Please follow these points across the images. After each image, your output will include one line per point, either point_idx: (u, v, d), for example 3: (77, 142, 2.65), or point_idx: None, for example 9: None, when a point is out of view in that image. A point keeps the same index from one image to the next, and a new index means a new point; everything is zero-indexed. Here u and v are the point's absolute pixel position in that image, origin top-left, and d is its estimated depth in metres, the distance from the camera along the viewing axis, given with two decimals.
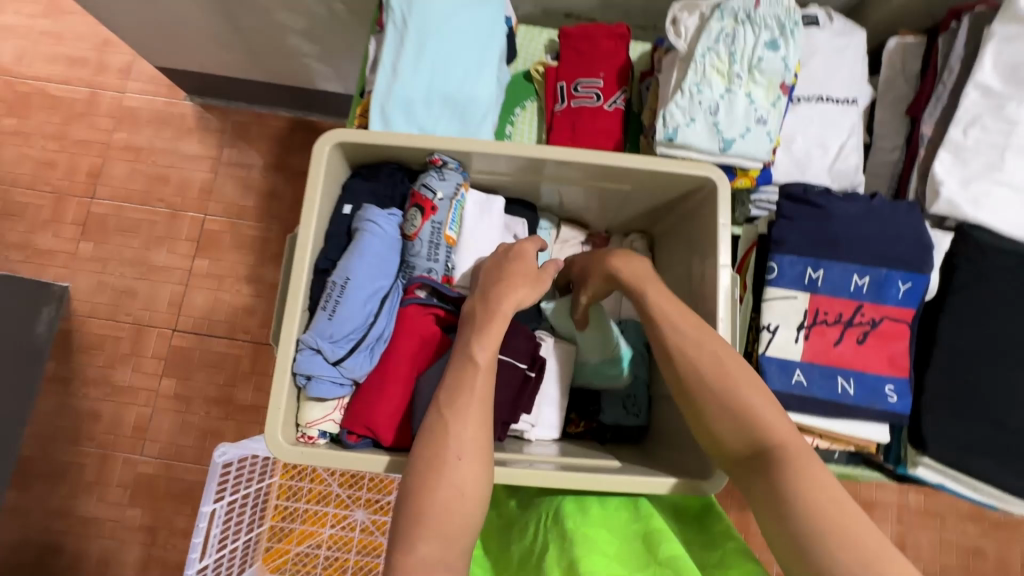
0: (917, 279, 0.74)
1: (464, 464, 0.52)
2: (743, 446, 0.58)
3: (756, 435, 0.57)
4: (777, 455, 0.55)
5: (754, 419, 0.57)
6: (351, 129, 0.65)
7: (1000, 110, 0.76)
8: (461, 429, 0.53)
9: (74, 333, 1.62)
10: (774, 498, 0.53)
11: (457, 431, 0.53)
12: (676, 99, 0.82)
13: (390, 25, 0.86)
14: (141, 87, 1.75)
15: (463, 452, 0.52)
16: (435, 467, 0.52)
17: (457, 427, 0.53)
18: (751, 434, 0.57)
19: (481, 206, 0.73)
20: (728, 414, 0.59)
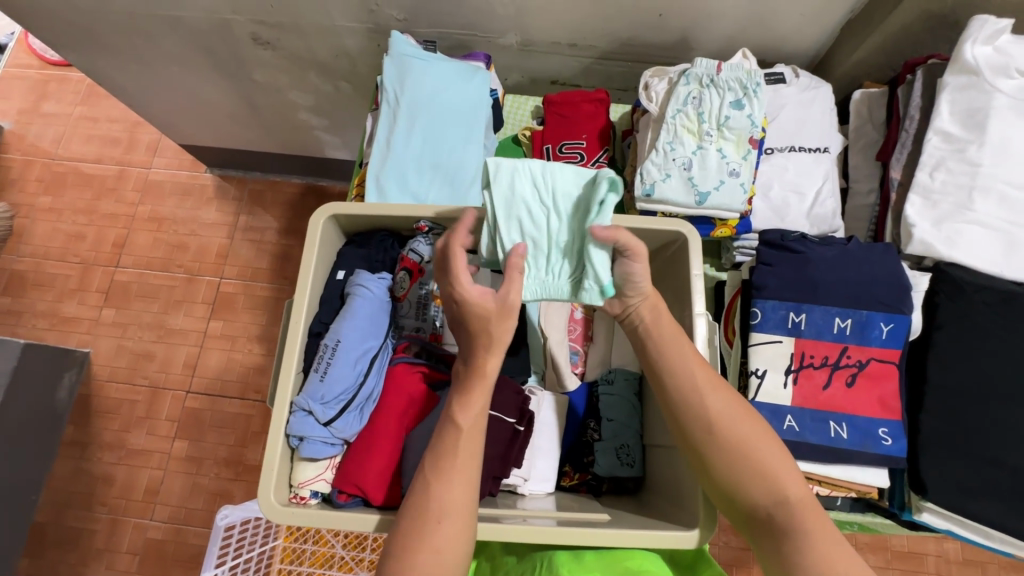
0: (899, 319, 0.75)
1: (444, 527, 0.54)
2: (752, 494, 0.58)
3: (767, 485, 0.57)
4: (783, 507, 0.57)
5: (764, 470, 0.58)
6: (345, 203, 0.71)
7: (963, 154, 0.79)
8: (448, 494, 0.56)
9: (93, 397, 1.67)
10: (785, 550, 0.56)
11: (440, 494, 0.56)
12: (651, 156, 0.88)
13: (384, 103, 0.94)
14: (166, 162, 1.89)
15: (441, 516, 0.55)
16: (417, 529, 0.54)
17: (441, 491, 0.56)
18: (759, 484, 0.58)
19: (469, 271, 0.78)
20: (735, 465, 0.59)
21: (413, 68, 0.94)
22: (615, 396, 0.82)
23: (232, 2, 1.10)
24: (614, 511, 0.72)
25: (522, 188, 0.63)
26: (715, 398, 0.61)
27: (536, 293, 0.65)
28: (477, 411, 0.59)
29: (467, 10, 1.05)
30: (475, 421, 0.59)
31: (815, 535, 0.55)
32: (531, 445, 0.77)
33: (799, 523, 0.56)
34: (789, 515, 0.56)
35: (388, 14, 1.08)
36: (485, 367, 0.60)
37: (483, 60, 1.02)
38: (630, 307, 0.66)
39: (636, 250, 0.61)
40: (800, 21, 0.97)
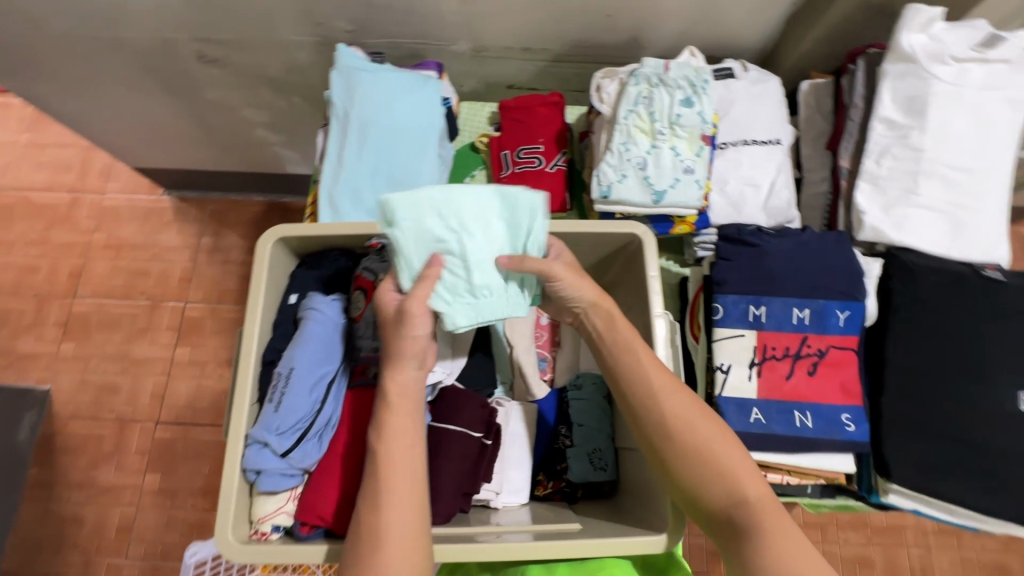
0: (854, 306, 0.76)
1: (381, 553, 0.53)
2: (712, 496, 0.58)
3: (725, 486, 0.58)
4: (742, 507, 0.57)
5: (722, 471, 0.58)
6: (293, 224, 0.68)
7: (906, 139, 0.81)
8: (381, 519, 0.55)
9: (57, 435, 1.60)
10: (745, 551, 0.56)
11: (373, 520, 0.55)
12: (607, 158, 0.88)
13: (333, 119, 0.92)
14: (120, 187, 1.82)
15: (376, 542, 0.54)
16: (356, 557, 0.54)
17: (373, 517, 0.55)
18: (718, 486, 0.58)
19: None
20: (694, 468, 0.59)
21: (362, 81, 0.92)
22: (584, 401, 0.82)
23: (172, 20, 1.06)
24: (586, 519, 0.72)
25: (428, 221, 0.62)
26: (673, 401, 0.62)
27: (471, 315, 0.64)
28: (401, 427, 0.59)
29: (417, 19, 1.03)
30: (399, 440, 0.58)
31: (775, 533, 0.55)
32: (501, 457, 0.77)
33: (756, 523, 0.56)
34: (747, 515, 0.57)
35: (337, 27, 1.06)
36: (395, 379, 0.61)
37: (435, 69, 1.00)
38: (579, 316, 0.69)
39: (552, 271, 0.64)
40: (746, 16, 0.98)
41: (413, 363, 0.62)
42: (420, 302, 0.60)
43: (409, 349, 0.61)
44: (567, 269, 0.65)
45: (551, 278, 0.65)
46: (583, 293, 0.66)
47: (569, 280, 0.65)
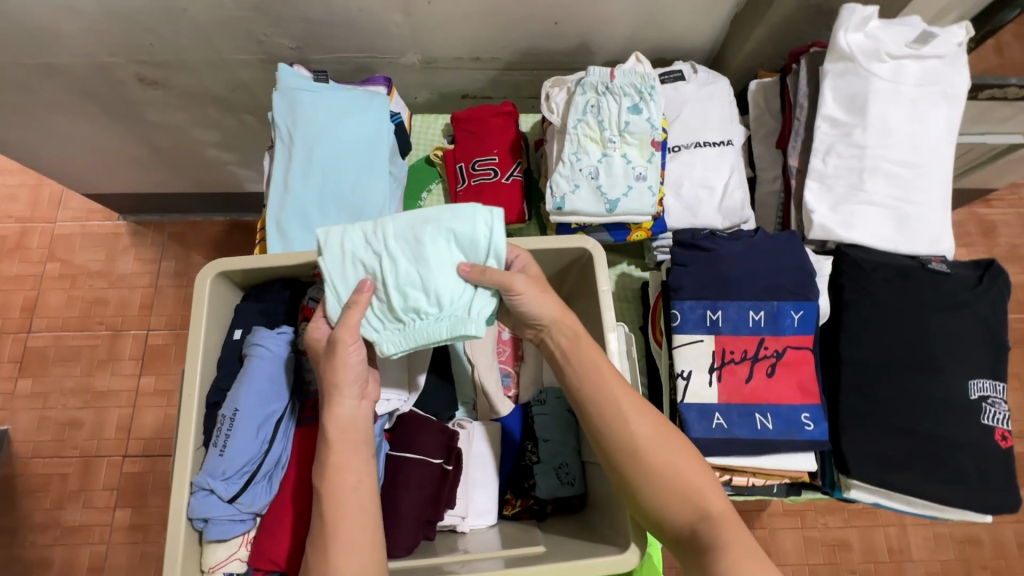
0: (807, 306, 0.77)
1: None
2: (672, 512, 0.59)
3: (686, 502, 0.59)
4: (705, 522, 0.58)
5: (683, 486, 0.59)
6: (233, 257, 0.66)
7: (850, 138, 0.82)
8: (330, 564, 0.53)
9: (17, 477, 1.54)
10: (706, 567, 0.56)
11: (322, 566, 0.53)
12: (558, 168, 0.87)
13: (278, 141, 0.90)
14: (72, 213, 1.75)
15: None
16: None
17: (322, 563, 0.53)
18: (681, 502, 0.59)
19: None
20: (657, 485, 0.59)
21: (304, 101, 0.90)
22: (548, 416, 0.81)
23: (106, 43, 1.02)
24: (553, 539, 0.71)
25: (356, 247, 0.62)
26: (636, 418, 0.61)
27: (403, 341, 0.62)
28: (348, 464, 0.57)
29: (361, 33, 1.01)
30: (344, 479, 0.56)
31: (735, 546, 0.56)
32: (465, 480, 0.76)
33: (716, 538, 0.57)
34: (708, 531, 0.57)
35: (279, 44, 1.03)
36: (336, 412, 0.59)
37: (383, 83, 0.98)
38: (541, 334, 0.66)
39: (513, 285, 0.61)
40: (690, 19, 0.98)
41: (353, 391, 0.60)
42: (349, 330, 0.59)
43: (343, 376, 0.59)
44: (527, 283, 0.62)
45: (512, 295, 0.61)
46: (545, 310, 0.63)
47: (531, 295, 0.62)
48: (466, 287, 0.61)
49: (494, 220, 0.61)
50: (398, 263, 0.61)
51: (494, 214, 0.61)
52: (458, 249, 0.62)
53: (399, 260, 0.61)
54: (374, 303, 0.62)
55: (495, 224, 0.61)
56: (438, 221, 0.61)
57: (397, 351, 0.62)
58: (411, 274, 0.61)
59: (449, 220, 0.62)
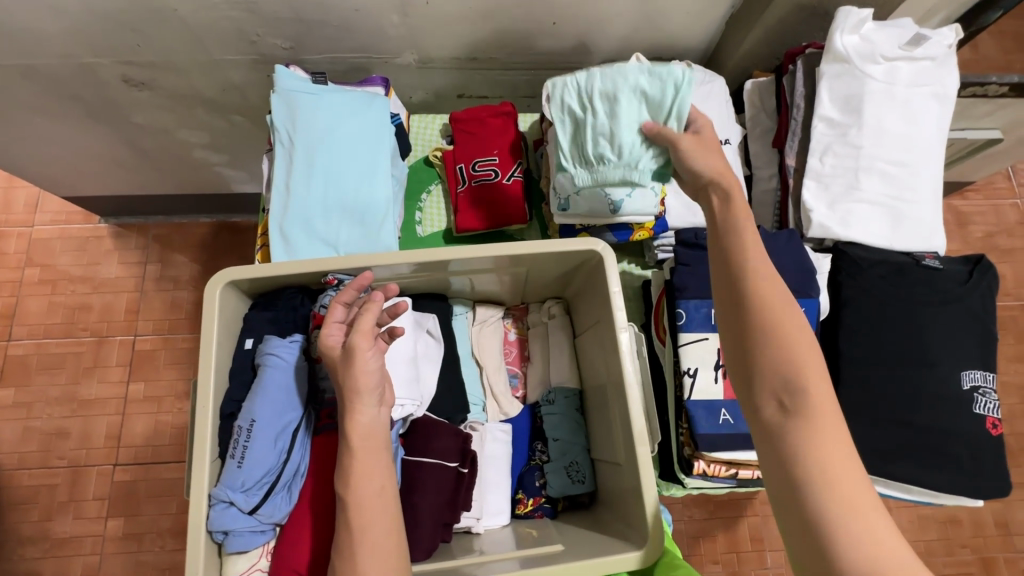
0: (809, 303, 0.79)
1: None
2: (769, 378, 0.55)
3: (789, 373, 0.55)
4: (801, 397, 0.54)
5: (793, 360, 0.55)
6: (242, 266, 0.65)
7: (846, 138, 0.84)
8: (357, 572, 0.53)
9: (3, 489, 1.50)
10: (792, 438, 0.53)
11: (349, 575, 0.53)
12: (562, 149, 0.84)
13: (277, 144, 0.88)
14: (50, 217, 1.70)
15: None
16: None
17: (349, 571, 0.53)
18: (781, 365, 0.55)
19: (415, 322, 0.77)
20: (766, 346, 0.56)
21: (303, 103, 0.89)
22: (557, 415, 0.82)
23: (90, 44, 0.99)
24: (570, 536, 0.72)
25: (569, 98, 0.81)
26: (767, 283, 0.60)
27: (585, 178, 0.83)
28: (370, 472, 0.57)
29: (357, 33, 1.00)
30: (367, 486, 0.56)
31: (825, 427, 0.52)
32: (479, 482, 0.77)
33: (809, 412, 0.53)
34: (803, 405, 0.53)
35: (272, 44, 1.01)
36: (356, 420, 0.58)
37: (382, 83, 0.97)
38: (702, 187, 0.68)
39: (678, 144, 0.72)
40: (686, 19, 0.99)
41: (373, 398, 0.59)
42: (364, 336, 0.59)
43: (363, 384, 0.59)
44: (692, 140, 0.71)
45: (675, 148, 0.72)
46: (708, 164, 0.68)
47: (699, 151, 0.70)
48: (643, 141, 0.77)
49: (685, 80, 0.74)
50: (598, 115, 0.79)
51: (685, 77, 0.74)
52: (646, 107, 0.77)
53: (599, 113, 0.79)
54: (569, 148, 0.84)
55: (684, 84, 0.75)
56: (637, 78, 0.77)
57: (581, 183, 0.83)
58: (605, 126, 0.79)
59: (647, 79, 0.77)
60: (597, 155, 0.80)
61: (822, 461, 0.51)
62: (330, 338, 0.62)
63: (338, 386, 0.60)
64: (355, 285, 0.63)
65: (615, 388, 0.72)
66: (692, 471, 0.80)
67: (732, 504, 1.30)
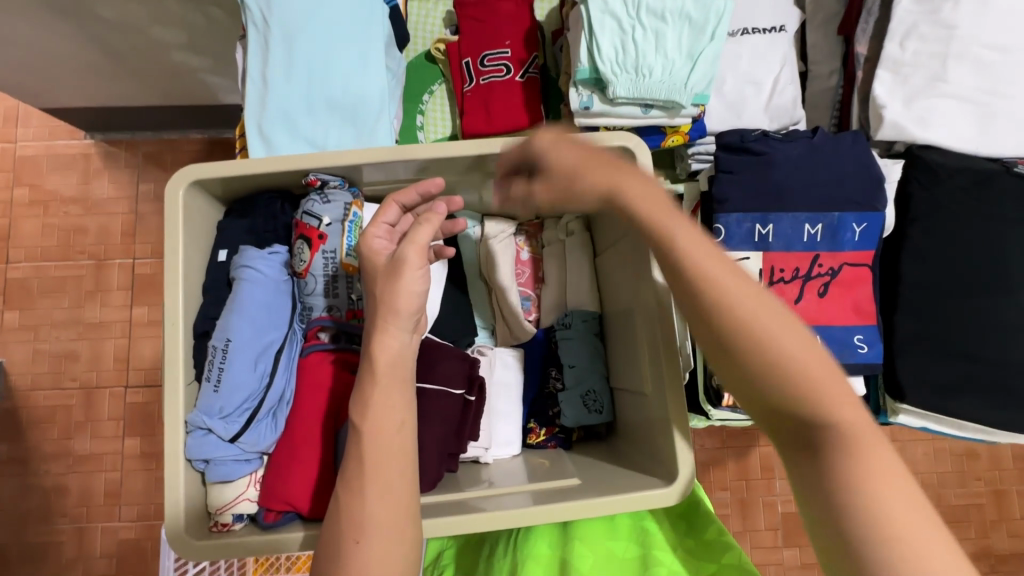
0: (873, 217, 0.68)
1: (363, 549, 0.44)
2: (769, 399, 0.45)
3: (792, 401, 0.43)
4: (818, 425, 0.42)
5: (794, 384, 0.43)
6: (208, 164, 0.55)
7: (936, 15, 0.69)
8: (363, 508, 0.45)
9: (20, 409, 1.51)
10: (822, 478, 0.42)
11: (355, 512, 0.46)
12: (600, 54, 0.71)
13: (250, 27, 0.75)
14: (33, 132, 1.59)
15: (359, 535, 0.45)
16: (335, 554, 0.45)
17: (355, 506, 0.46)
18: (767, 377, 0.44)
19: None
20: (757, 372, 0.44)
21: None
22: (573, 340, 0.75)
23: None
24: (586, 470, 0.66)
25: (613, 2, 0.72)
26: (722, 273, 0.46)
27: (630, 89, 0.72)
28: (386, 400, 0.49)
29: None
30: (383, 417, 0.48)
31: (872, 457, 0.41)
32: (487, 409, 0.71)
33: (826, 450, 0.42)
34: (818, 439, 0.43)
35: None
36: (383, 342, 0.50)
37: None
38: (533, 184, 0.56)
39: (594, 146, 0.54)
40: None
41: (407, 324, 0.51)
42: (418, 251, 0.52)
43: (403, 305, 0.51)
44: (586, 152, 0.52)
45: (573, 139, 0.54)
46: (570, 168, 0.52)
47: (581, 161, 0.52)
48: (689, 61, 0.73)
49: (725, 15, 0.73)
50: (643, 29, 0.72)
51: (726, 9, 0.73)
52: (692, 28, 0.73)
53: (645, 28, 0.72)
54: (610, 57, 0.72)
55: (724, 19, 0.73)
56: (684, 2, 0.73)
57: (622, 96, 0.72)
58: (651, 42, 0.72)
59: (692, 3, 0.73)
60: (640, 69, 0.72)
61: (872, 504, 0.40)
62: (373, 246, 0.55)
63: (370, 299, 0.53)
64: (422, 188, 0.57)
65: (646, 314, 0.63)
66: (720, 403, 0.74)
67: (748, 435, 1.25)
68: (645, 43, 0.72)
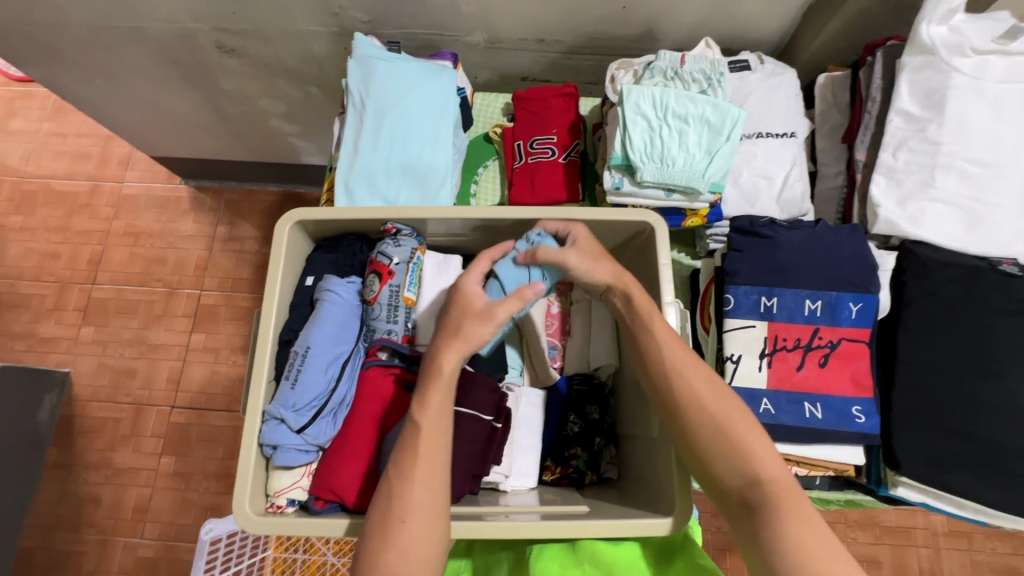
0: (867, 299, 0.76)
1: (406, 528, 0.54)
2: (721, 467, 0.60)
3: (743, 466, 0.59)
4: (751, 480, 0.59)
5: (746, 452, 0.60)
6: (310, 208, 0.70)
7: (923, 133, 0.81)
8: (410, 494, 0.55)
9: (76, 417, 1.63)
10: (763, 529, 0.56)
11: (402, 497, 0.55)
12: (631, 146, 0.86)
13: (350, 107, 0.94)
14: (139, 175, 1.84)
15: (405, 516, 0.54)
16: (383, 529, 0.54)
17: (404, 490, 0.55)
18: (716, 443, 0.60)
19: (439, 266, 0.76)
20: (709, 442, 0.61)
21: (377, 69, 0.93)
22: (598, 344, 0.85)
23: (192, 9, 1.06)
24: (596, 503, 0.73)
25: (643, 106, 0.87)
26: (688, 369, 0.64)
27: (655, 176, 0.85)
28: (439, 409, 0.60)
29: (431, 10, 1.01)
30: (438, 420, 0.59)
31: (793, 509, 0.56)
32: (511, 441, 0.78)
33: (772, 503, 0.56)
34: (765, 500, 0.57)
35: (352, 17, 1.04)
36: (438, 359, 0.62)
37: (449, 58, 1.00)
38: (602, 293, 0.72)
39: (566, 261, 0.68)
40: (761, 8, 0.96)
41: (463, 348, 0.62)
42: (516, 301, 0.64)
43: (472, 334, 0.63)
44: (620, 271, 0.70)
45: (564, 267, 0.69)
46: (600, 274, 0.69)
47: (584, 265, 0.69)
48: (707, 155, 0.86)
49: (739, 121, 0.87)
50: (669, 128, 0.86)
51: (740, 116, 0.87)
52: (711, 130, 0.87)
53: (670, 127, 0.86)
54: (639, 148, 0.86)
55: (739, 123, 0.87)
56: (704, 109, 0.87)
57: (649, 181, 0.86)
58: (674, 139, 0.86)
59: (712, 110, 0.87)
60: (665, 160, 0.85)
61: (803, 547, 0.54)
62: (470, 287, 0.66)
63: (443, 322, 0.65)
64: (502, 247, 0.71)
65: None
66: None
67: None
68: (670, 139, 0.86)
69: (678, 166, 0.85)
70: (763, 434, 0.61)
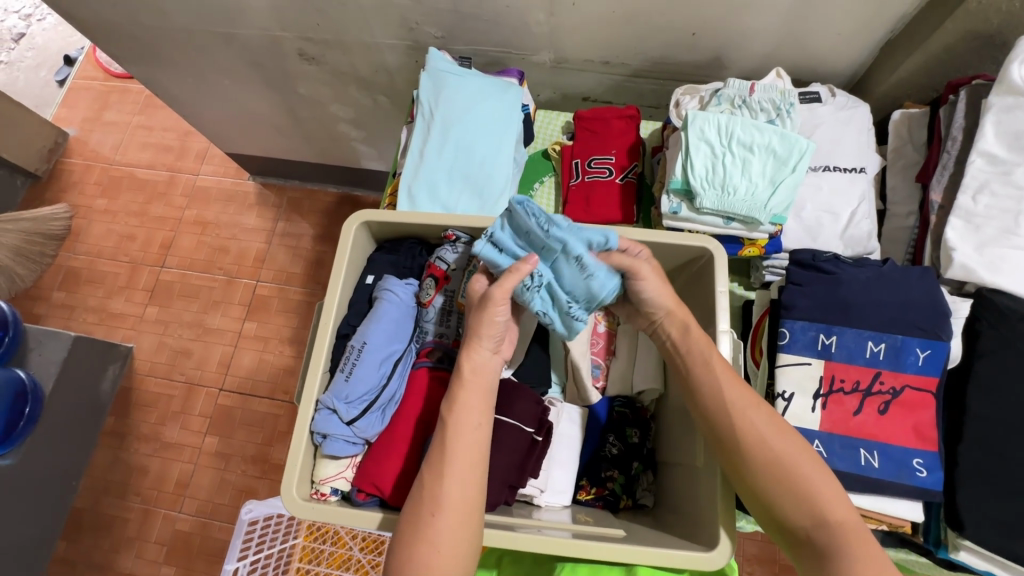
0: (936, 346, 0.72)
1: (438, 522, 0.55)
2: (788, 509, 0.59)
3: (808, 507, 0.58)
4: (819, 522, 0.57)
5: (812, 492, 0.58)
6: (377, 211, 0.74)
7: (1008, 177, 0.76)
8: (442, 489, 0.57)
9: (134, 390, 1.73)
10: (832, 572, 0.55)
11: (435, 491, 0.57)
12: (692, 170, 0.85)
13: (418, 116, 0.98)
14: (212, 169, 1.96)
15: (435, 509, 0.56)
16: (416, 522, 0.56)
17: (435, 486, 0.57)
18: (781, 483, 0.59)
19: None
20: (774, 483, 0.59)
21: (447, 83, 0.97)
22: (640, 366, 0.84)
23: (281, 19, 1.13)
24: (632, 529, 0.71)
25: (708, 131, 0.86)
26: (750, 408, 0.63)
27: (715, 203, 0.84)
28: (473, 407, 0.61)
29: (503, 28, 1.04)
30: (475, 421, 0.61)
31: (865, 553, 0.55)
32: (549, 456, 0.78)
33: (842, 546, 0.56)
34: (836, 546, 0.56)
35: (427, 32, 1.09)
36: (471, 358, 0.64)
37: (516, 75, 1.03)
38: (655, 322, 0.72)
39: (638, 270, 0.68)
40: (837, 41, 0.94)
41: (487, 345, 0.65)
42: (502, 291, 0.64)
43: (486, 331, 0.64)
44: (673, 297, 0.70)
45: (635, 276, 0.68)
46: (661, 298, 0.69)
47: (651, 281, 0.68)
48: (770, 186, 0.85)
49: (808, 154, 0.85)
50: (732, 156, 0.85)
51: (809, 149, 0.85)
52: (777, 161, 0.86)
53: (734, 155, 0.85)
54: (700, 173, 0.85)
55: (807, 156, 0.85)
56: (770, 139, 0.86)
57: (708, 208, 0.85)
58: (737, 167, 0.85)
59: (778, 141, 0.86)
60: (727, 189, 0.84)
61: None
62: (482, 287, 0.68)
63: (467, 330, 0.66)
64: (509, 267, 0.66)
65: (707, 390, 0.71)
66: None
67: None
68: (733, 167, 0.85)
69: (740, 195, 0.84)
70: (831, 478, 0.60)
